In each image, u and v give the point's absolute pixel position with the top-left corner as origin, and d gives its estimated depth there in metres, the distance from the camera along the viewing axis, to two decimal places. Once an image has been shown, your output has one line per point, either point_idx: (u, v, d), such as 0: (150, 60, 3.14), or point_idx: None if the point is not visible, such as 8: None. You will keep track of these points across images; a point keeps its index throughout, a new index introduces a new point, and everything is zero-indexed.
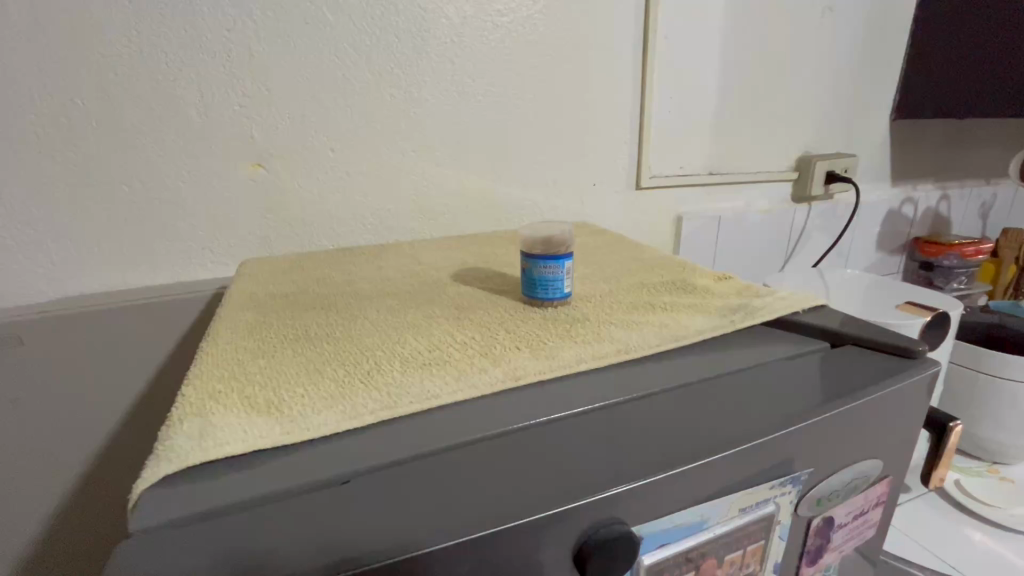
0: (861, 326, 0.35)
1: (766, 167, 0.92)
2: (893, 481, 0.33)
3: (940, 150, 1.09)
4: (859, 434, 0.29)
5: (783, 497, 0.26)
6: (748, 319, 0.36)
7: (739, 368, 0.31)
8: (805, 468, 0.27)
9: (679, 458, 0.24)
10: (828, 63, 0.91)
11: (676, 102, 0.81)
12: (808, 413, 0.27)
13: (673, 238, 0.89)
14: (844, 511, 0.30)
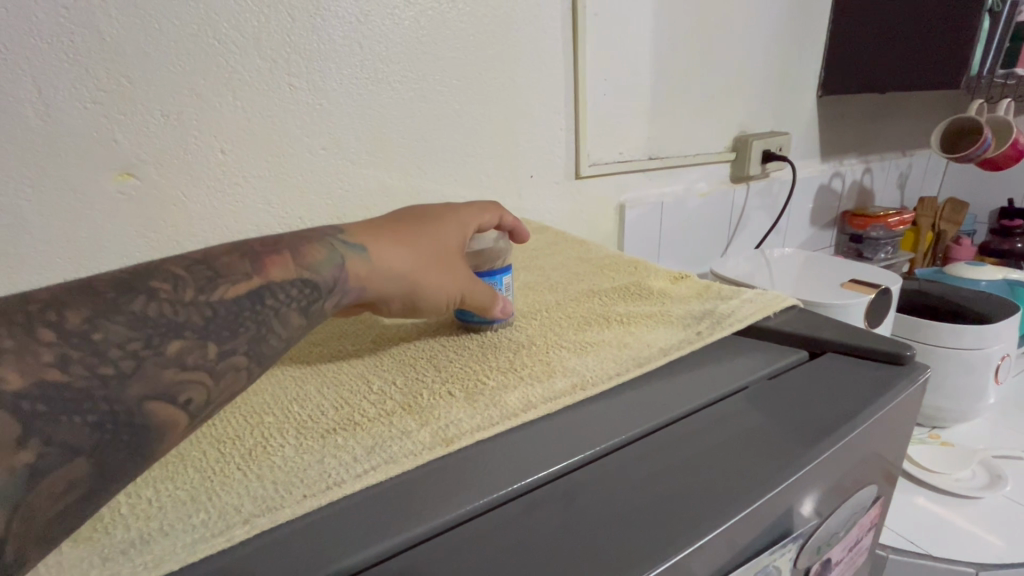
0: (836, 327, 0.33)
1: (703, 149, 0.90)
2: (884, 499, 0.30)
3: (862, 125, 1.12)
4: (852, 467, 0.26)
5: (782, 557, 0.23)
6: (716, 331, 0.32)
7: (715, 398, 0.27)
8: (804, 521, 0.23)
9: (647, 547, 0.20)
10: (758, 40, 0.89)
11: (610, 83, 0.76)
12: (799, 460, 0.23)
13: (617, 227, 0.86)
14: (840, 549, 0.26)
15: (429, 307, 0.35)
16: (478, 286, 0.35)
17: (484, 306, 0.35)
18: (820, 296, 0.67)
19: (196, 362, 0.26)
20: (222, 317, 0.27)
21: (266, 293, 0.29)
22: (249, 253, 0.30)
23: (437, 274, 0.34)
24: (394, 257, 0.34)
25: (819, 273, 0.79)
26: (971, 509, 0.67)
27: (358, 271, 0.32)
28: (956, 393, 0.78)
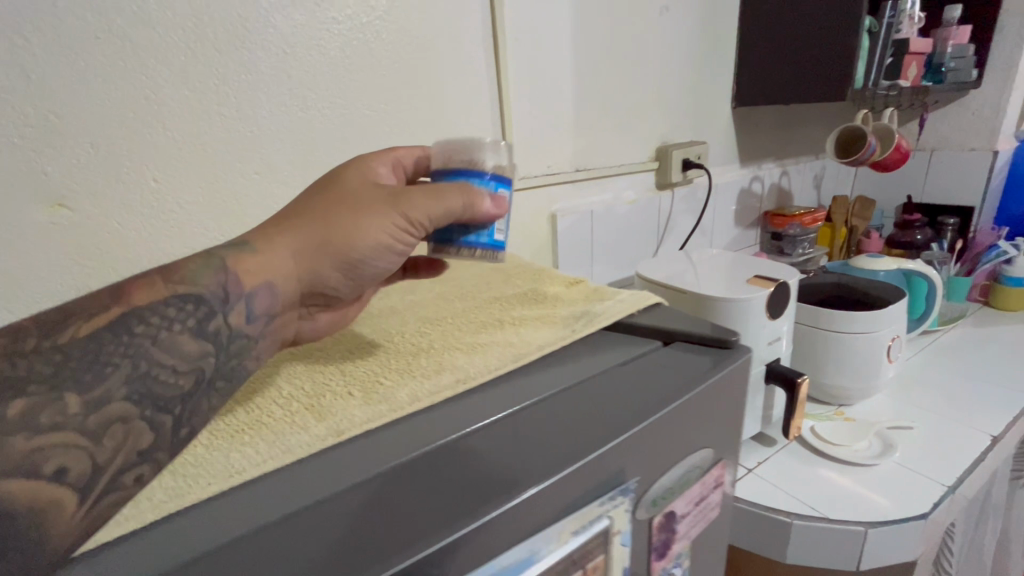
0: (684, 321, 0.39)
1: (627, 160, 0.97)
2: (731, 460, 0.35)
3: (776, 132, 1.22)
4: (683, 431, 0.31)
5: (616, 510, 0.28)
6: (587, 327, 0.38)
7: (574, 382, 0.33)
8: (635, 478, 0.29)
9: (493, 497, 0.25)
10: (672, 59, 0.97)
11: (534, 103, 0.82)
12: (624, 426, 0.28)
13: (551, 235, 0.92)
14: (683, 502, 0.32)
15: (376, 248, 0.42)
16: (402, 202, 0.41)
17: (429, 211, 0.40)
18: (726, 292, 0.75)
19: (51, 421, 0.27)
20: (77, 359, 0.30)
21: (133, 318, 0.32)
22: (115, 289, 0.34)
23: (347, 220, 0.41)
24: (305, 238, 0.41)
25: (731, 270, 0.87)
26: (865, 476, 0.75)
27: (254, 262, 0.38)
28: (855, 373, 0.86)
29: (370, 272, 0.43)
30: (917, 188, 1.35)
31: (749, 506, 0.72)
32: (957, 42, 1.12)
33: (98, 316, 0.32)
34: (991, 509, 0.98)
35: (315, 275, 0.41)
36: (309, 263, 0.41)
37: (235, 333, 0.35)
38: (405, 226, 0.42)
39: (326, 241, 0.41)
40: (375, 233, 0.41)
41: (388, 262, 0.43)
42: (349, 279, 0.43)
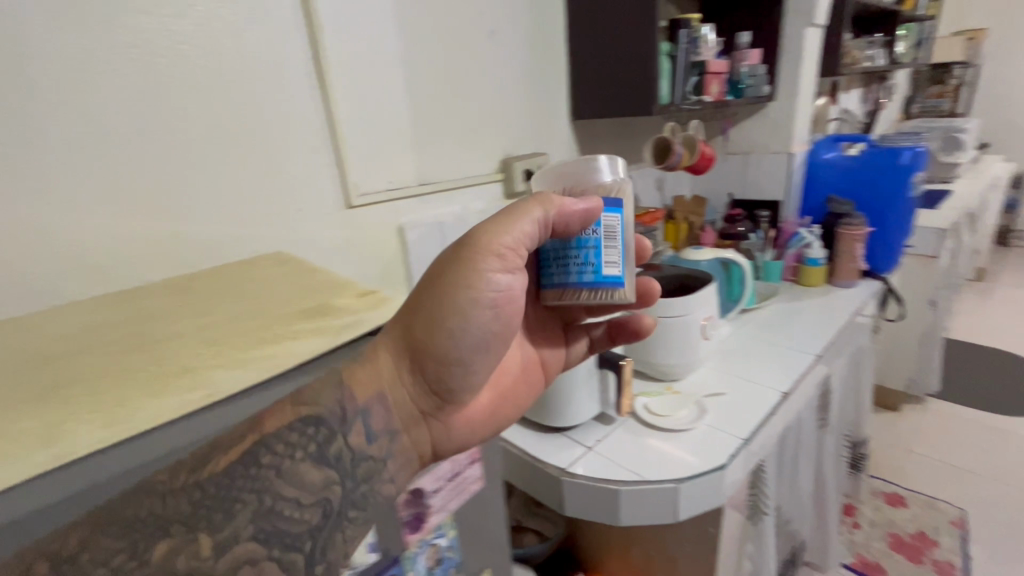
0: None
1: (471, 173, 1.04)
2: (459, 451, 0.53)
3: (616, 141, 1.35)
4: (400, 426, 0.46)
5: (348, 488, 0.41)
6: (349, 334, 0.49)
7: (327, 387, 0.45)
8: (357, 463, 0.43)
9: (215, 497, 0.35)
10: (506, 79, 1.04)
11: (367, 123, 0.85)
12: (344, 427, 0.43)
13: (401, 249, 0.96)
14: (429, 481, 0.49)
15: (470, 319, 0.48)
16: (471, 258, 0.47)
17: (500, 240, 0.47)
18: None
19: (187, 562, 0.32)
20: (213, 499, 0.35)
21: (261, 451, 0.38)
22: (253, 418, 0.39)
23: (433, 295, 0.48)
24: (400, 347, 0.48)
25: None
26: (683, 440, 0.86)
27: (373, 379, 0.46)
28: (675, 351, 1.00)
29: (472, 340, 0.49)
30: (738, 187, 1.57)
31: (585, 480, 0.80)
32: (750, 63, 1.31)
33: (234, 447, 0.37)
34: (801, 455, 1.16)
35: (425, 376, 0.49)
36: (415, 368, 0.48)
37: (353, 452, 0.43)
38: (490, 275, 0.48)
39: (419, 339, 0.48)
40: (460, 302, 0.47)
41: (493, 317, 0.49)
42: (460, 368, 0.50)
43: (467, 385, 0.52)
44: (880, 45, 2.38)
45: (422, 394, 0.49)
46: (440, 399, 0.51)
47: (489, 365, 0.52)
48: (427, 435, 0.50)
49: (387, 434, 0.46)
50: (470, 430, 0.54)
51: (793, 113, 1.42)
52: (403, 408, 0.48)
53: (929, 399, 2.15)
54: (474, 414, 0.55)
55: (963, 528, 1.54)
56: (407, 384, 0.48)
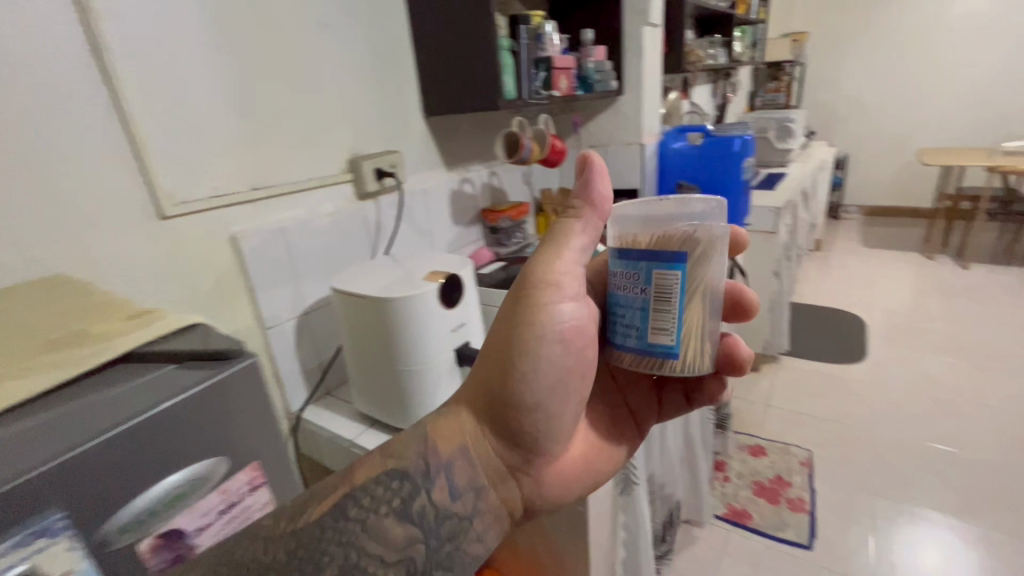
0: (203, 340, 0.49)
1: (315, 174, 0.98)
2: (249, 469, 0.47)
3: (478, 136, 1.35)
4: (158, 443, 0.40)
5: (56, 540, 0.34)
6: (96, 358, 0.44)
7: (50, 421, 0.38)
8: (75, 508, 0.35)
9: None
10: (345, 74, 1.00)
11: (175, 123, 0.77)
12: (71, 453, 0.35)
13: (237, 260, 0.87)
14: (196, 513, 0.44)
15: (540, 359, 0.54)
16: (532, 301, 0.54)
17: (550, 273, 0.55)
18: (400, 293, 0.81)
19: None
20: (306, 548, 0.45)
21: (349, 503, 0.49)
22: (342, 477, 0.51)
23: (496, 340, 0.56)
24: (481, 401, 0.56)
25: (421, 266, 0.95)
26: None
27: (455, 436, 0.55)
28: None
29: (547, 378, 0.55)
30: None
31: None
32: (596, 59, 1.38)
33: (325, 499, 0.49)
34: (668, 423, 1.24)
35: (504, 427, 0.56)
36: (495, 421, 0.56)
37: (437, 508, 0.51)
38: (548, 312, 0.54)
39: (494, 390, 0.55)
40: (529, 344, 0.54)
41: (562, 351, 0.56)
42: (538, 413, 0.56)
43: (544, 431, 0.57)
44: (719, 45, 2.64)
45: (507, 445, 0.56)
46: (525, 448, 0.57)
47: (563, 404, 0.58)
48: (516, 484, 0.58)
49: (470, 486, 0.54)
50: (562, 481, 0.61)
51: (640, 107, 1.52)
52: (485, 461, 0.56)
53: (781, 358, 2.44)
54: (566, 463, 0.62)
55: (810, 466, 1.76)
56: (489, 437, 0.56)
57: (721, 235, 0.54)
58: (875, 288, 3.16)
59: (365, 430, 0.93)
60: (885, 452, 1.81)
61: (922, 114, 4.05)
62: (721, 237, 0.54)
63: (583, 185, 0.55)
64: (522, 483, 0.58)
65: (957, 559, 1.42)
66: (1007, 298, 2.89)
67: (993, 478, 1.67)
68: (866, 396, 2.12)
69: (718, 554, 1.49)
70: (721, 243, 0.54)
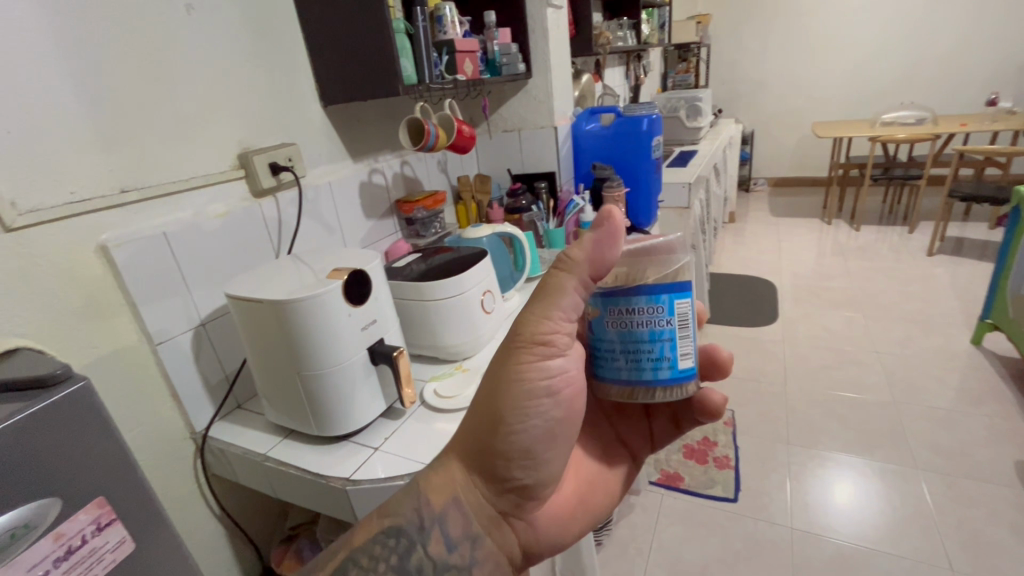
0: (24, 368, 0.45)
1: (199, 171, 0.90)
2: (95, 504, 0.44)
3: (384, 126, 1.30)
4: None
5: None
6: None
7: None
8: None
9: None
10: (224, 62, 0.92)
11: (12, 121, 0.67)
12: None
13: (110, 271, 0.79)
14: (28, 564, 0.39)
15: (529, 414, 0.53)
16: (520, 359, 0.52)
17: (541, 331, 0.51)
18: (302, 293, 0.76)
19: None
20: None
21: (351, 563, 0.54)
22: (345, 541, 0.56)
23: (482, 396, 0.54)
24: (472, 455, 0.56)
25: (327, 264, 0.90)
26: None
27: (447, 491, 0.56)
28: (458, 330, 1.02)
29: (535, 429, 0.54)
30: (517, 163, 1.64)
31: (372, 483, 0.76)
32: (501, 42, 1.37)
33: (329, 563, 0.54)
34: None
35: (495, 479, 0.56)
36: (486, 474, 0.56)
37: (434, 561, 0.55)
38: (537, 369, 0.52)
39: (484, 445, 0.54)
40: (517, 402, 0.52)
41: (552, 403, 0.54)
42: (528, 463, 0.55)
43: (536, 479, 0.57)
44: (627, 27, 2.70)
45: (499, 495, 0.56)
46: (519, 495, 0.57)
47: (555, 452, 0.57)
48: (510, 532, 0.58)
49: (465, 536, 0.56)
50: (558, 522, 0.61)
51: (549, 90, 1.53)
52: (477, 510, 0.56)
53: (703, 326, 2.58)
54: (562, 506, 0.62)
55: (733, 425, 1.88)
56: (482, 490, 0.56)
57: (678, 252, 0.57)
58: (783, 254, 3.41)
59: (280, 441, 0.88)
60: (796, 404, 1.96)
61: (814, 90, 4.38)
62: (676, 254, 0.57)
63: (582, 239, 0.49)
64: (518, 527, 0.59)
65: (859, 492, 1.57)
66: (893, 255, 3.22)
67: (886, 415, 1.87)
68: (778, 354, 2.29)
69: (654, 518, 1.56)
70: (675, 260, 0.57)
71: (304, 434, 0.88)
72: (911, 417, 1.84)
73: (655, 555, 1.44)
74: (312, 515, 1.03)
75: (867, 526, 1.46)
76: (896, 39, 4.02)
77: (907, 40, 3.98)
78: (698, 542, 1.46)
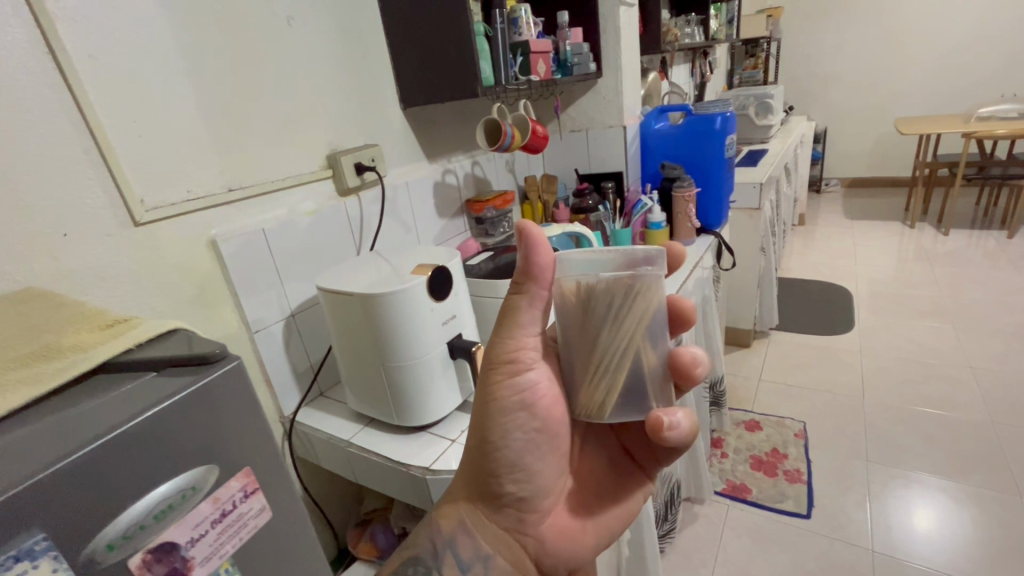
0: (184, 345, 0.42)
1: (293, 171, 0.96)
2: (253, 468, 0.42)
3: (456, 127, 1.33)
4: (136, 458, 0.34)
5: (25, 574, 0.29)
6: (67, 373, 0.37)
7: (23, 434, 0.33)
8: (39, 536, 0.30)
9: None
10: (317, 66, 0.97)
11: (144, 127, 0.74)
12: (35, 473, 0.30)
13: (218, 263, 0.85)
14: (189, 527, 0.37)
15: (507, 429, 0.58)
16: (492, 378, 0.58)
17: (509, 350, 0.57)
18: (386, 288, 0.80)
19: None
20: None
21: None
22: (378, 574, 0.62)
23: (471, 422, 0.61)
24: (472, 475, 0.62)
25: (408, 260, 0.93)
26: None
27: (455, 515, 0.62)
28: None
29: (516, 441, 0.58)
30: (584, 162, 1.64)
31: (450, 474, 0.78)
32: (573, 41, 1.37)
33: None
34: None
35: (493, 496, 0.60)
36: (481, 493, 0.61)
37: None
38: (508, 387, 0.57)
39: (478, 462, 0.60)
40: (495, 417, 0.58)
41: (528, 415, 0.58)
42: (519, 475, 0.59)
43: (530, 491, 0.60)
44: (695, 23, 2.62)
45: (498, 513, 0.60)
46: (517, 510, 0.60)
47: (545, 459, 0.60)
48: (521, 547, 0.60)
49: (477, 558, 0.60)
50: (569, 540, 0.61)
51: (619, 89, 1.51)
52: (484, 531, 0.61)
53: (771, 332, 2.47)
54: (571, 525, 0.61)
55: (805, 437, 1.79)
56: (483, 509, 0.61)
57: (614, 276, 0.49)
58: (859, 259, 3.20)
59: (361, 429, 0.92)
60: (876, 419, 1.84)
61: (896, 84, 4.09)
62: (623, 279, 0.49)
63: (523, 257, 0.51)
64: (529, 544, 0.60)
65: (951, 518, 1.45)
66: (986, 262, 2.95)
67: (980, 436, 1.71)
68: (854, 365, 2.15)
69: (719, 530, 1.50)
70: (617, 286, 0.49)
71: (383, 423, 0.92)
72: (1011, 441, 1.68)
73: (721, 569, 1.39)
74: (386, 502, 1.07)
75: (957, 552, 1.35)
76: (996, 25, 3.67)
77: (1008, 27, 3.64)
78: (767, 558, 1.40)
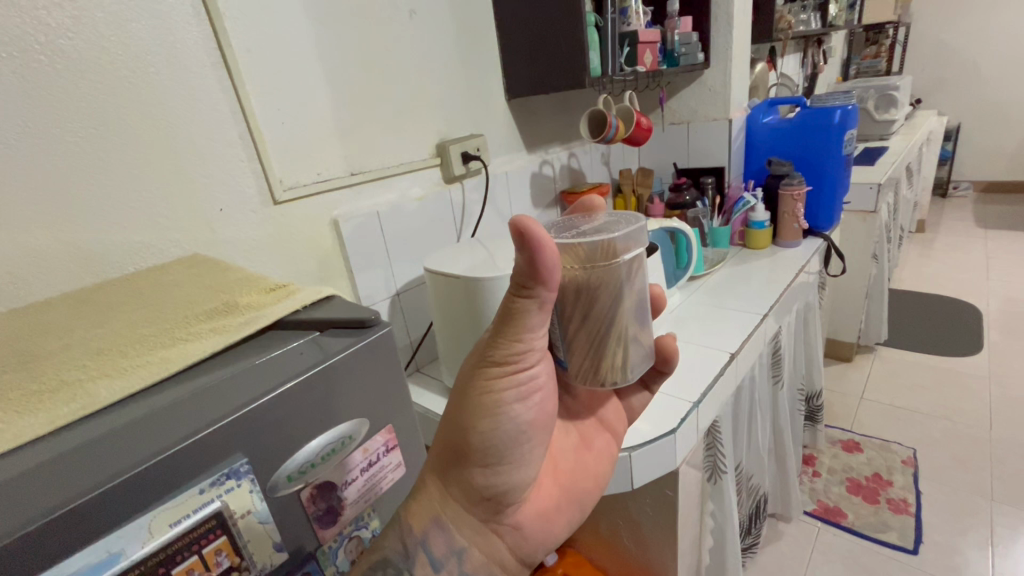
0: (341, 310, 0.46)
1: (406, 158, 1.02)
2: (395, 427, 0.46)
3: (556, 117, 1.34)
4: (308, 405, 0.38)
5: (226, 492, 0.34)
6: (251, 327, 0.43)
7: (223, 374, 0.39)
8: (242, 461, 0.35)
9: (82, 491, 0.29)
10: (432, 57, 1.02)
11: (286, 114, 0.82)
12: (235, 408, 0.35)
13: (336, 241, 0.93)
14: (346, 471, 0.43)
15: (503, 418, 0.49)
16: (486, 374, 0.49)
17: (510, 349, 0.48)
18: (490, 273, 0.83)
19: None
20: None
21: None
22: None
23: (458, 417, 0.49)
24: (439, 461, 0.51)
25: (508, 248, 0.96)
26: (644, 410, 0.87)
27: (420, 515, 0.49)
28: None
29: (510, 432, 0.50)
30: (683, 157, 1.58)
31: None
32: (682, 31, 1.32)
33: None
34: (755, 410, 1.19)
35: (470, 486, 0.50)
36: (459, 485, 0.50)
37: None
38: (506, 383, 0.48)
39: (454, 454, 0.49)
40: (487, 414, 0.49)
41: (523, 407, 0.50)
42: (505, 467, 0.51)
43: (514, 481, 0.52)
44: (811, 8, 2.43)
45: (475, 505, 0.51)
46: (497, 500, 0.52)
47: (532, 451, 0.53)
48: (496, 539, 0.52)
49: (451, 554, 0.50)
50: (545, 523, 0.55)
51: (727, 80, 1.44)
52: (458, 524, 0.50)
53: (877, 348, 2.26)
54: (548, 508, 0.56)
55: (914, 465, 1.63)
56: (459, 502, 0.50)
57: (629, 254, 0.49)
58: (991, 273, 2.82)
59: None
60: (1006, 455, 1.62)
61: None
62: (636, 253, 0.50)
63: (525, 260, 0.42)
64: (507, 534, 0.53)
65: None
66: None
67: None
68: (979, 392, 1.92)
69: (807, 552, 1.42)
70: (632, 260, 0.49)
71: None
72: None
73: None
74: None
75: None
76: None
77: None
78: None
